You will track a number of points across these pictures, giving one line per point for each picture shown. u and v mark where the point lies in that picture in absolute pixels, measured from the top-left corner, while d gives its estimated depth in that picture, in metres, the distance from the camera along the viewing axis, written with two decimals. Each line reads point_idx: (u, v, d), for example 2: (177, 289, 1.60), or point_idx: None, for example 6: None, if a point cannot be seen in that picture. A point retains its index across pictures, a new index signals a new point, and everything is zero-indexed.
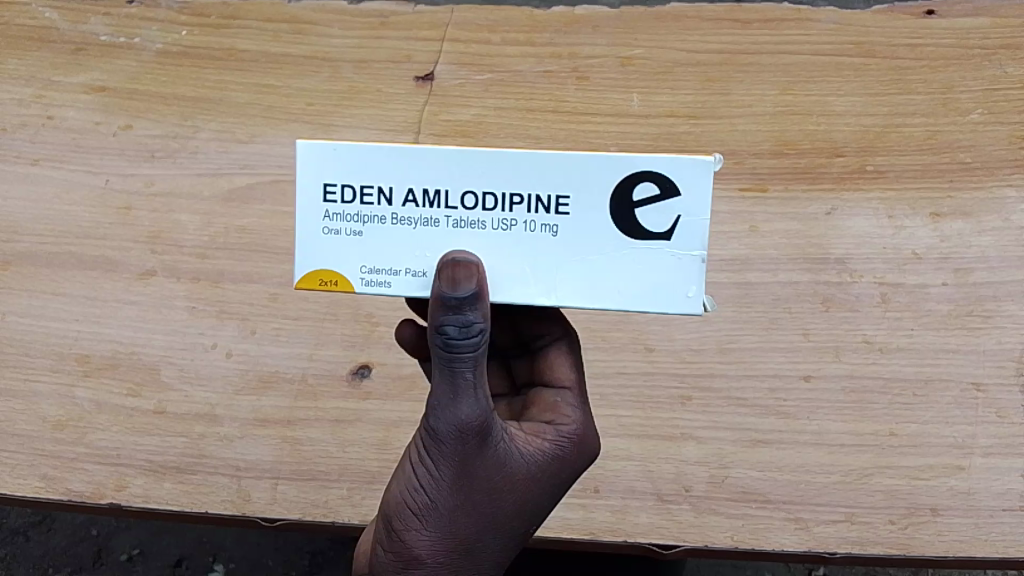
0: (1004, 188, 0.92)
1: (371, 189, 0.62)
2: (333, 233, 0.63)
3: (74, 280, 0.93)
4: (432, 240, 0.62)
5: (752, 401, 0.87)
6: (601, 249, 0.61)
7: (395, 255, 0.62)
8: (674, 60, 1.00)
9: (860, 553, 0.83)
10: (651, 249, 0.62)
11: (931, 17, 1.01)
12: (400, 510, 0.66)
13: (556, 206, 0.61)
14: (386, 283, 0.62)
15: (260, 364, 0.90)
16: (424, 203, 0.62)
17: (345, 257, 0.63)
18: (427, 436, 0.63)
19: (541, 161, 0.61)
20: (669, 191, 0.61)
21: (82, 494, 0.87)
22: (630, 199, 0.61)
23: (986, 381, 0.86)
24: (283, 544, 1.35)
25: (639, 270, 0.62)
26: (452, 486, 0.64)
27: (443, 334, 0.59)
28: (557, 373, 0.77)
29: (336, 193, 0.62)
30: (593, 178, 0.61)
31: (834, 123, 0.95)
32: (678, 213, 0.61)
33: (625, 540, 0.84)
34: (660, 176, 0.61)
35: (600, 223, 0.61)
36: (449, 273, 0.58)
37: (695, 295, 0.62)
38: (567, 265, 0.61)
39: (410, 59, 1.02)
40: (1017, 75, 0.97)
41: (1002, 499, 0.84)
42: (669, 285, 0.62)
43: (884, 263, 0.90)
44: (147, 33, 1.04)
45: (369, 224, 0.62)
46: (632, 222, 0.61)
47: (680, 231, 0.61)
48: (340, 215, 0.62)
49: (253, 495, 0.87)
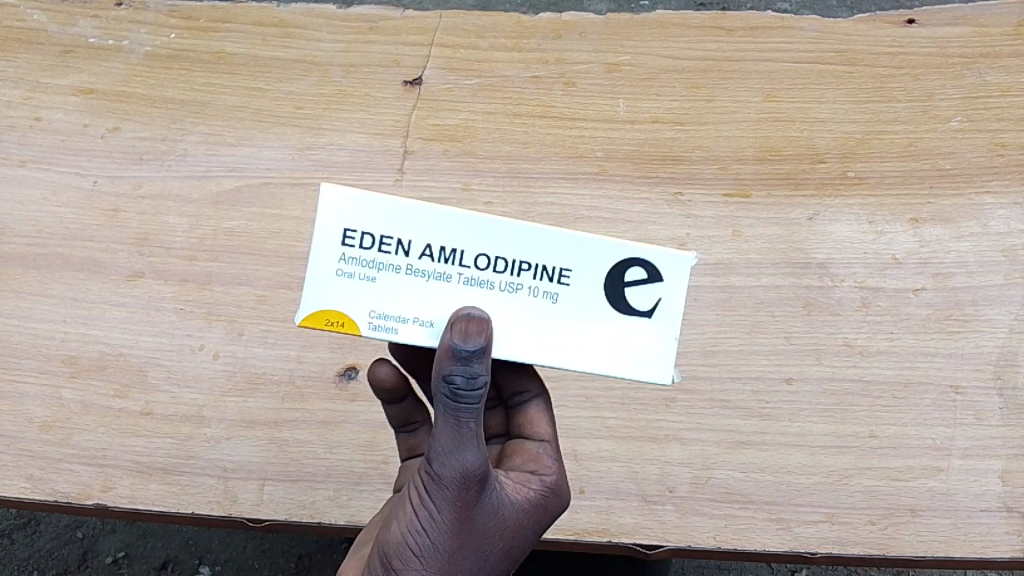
0: (982, 195, 0.94)
1: (390, 238, 0.62)
2: (346, 276, 0.62)
3: (61, 281, 0.92)
4: (442, 295, 0.62)
5: (735, 403, 0.87)
6: (590, 320, 0.64)
7: (406, 303, 0.62)
8: (661, 66, 1.03)
9: (841, 553, 0.82)
10: (633, 324, 0.65)
11: (911, 25, 1.05)
12: (400, 551, 0.66)
13: (559, 276, 0.64)
14: (395, 330, 0.62)
15: (247, 366, 0.90)
16: (439, 259, 0.62)
17: (355, 301, 0.62)
18: (429, 480, 0.64)
19: (550, 234, 0.63)
20: (654, 275, 0.65)
21: (67, 495, 0.85)
22: (621, 279, 0.65)
23: (964, 384, 0.87)
24: (269, 547, 1.36)
25: (623, 342, 0.65)
26: (452, 528, 0.65)
27: (450, 382, 0.60)
28: (536, 427, 0.77)
29: (354, 238, 0.61)
30: (592, 256, 0.64)
31: (817, 129, 0.98)
32: (660, 297, 0.65)
33: (609, 541, 0.83)
34: (648, 262, 0.65)
35: (593, 296, 0.64)
36: (462, 325, 0.59)
37: (666, 368, 0.65)
38: (559, 332, 0.64)
39: (399, 63, 1.04)
40: (995, 84, 1.01)
41: (980, 500, 0.84)
42: (645, 357, 0.65)
43: (864, 267, 0.92)
44: (135, 37, 1.07)
45: (384, 271, 0.62)
46: (620, 298, 0.65)
47: (659, 311, 0.65)
48: (356, 260, 0.62)
49: (240, 496, 0.86)
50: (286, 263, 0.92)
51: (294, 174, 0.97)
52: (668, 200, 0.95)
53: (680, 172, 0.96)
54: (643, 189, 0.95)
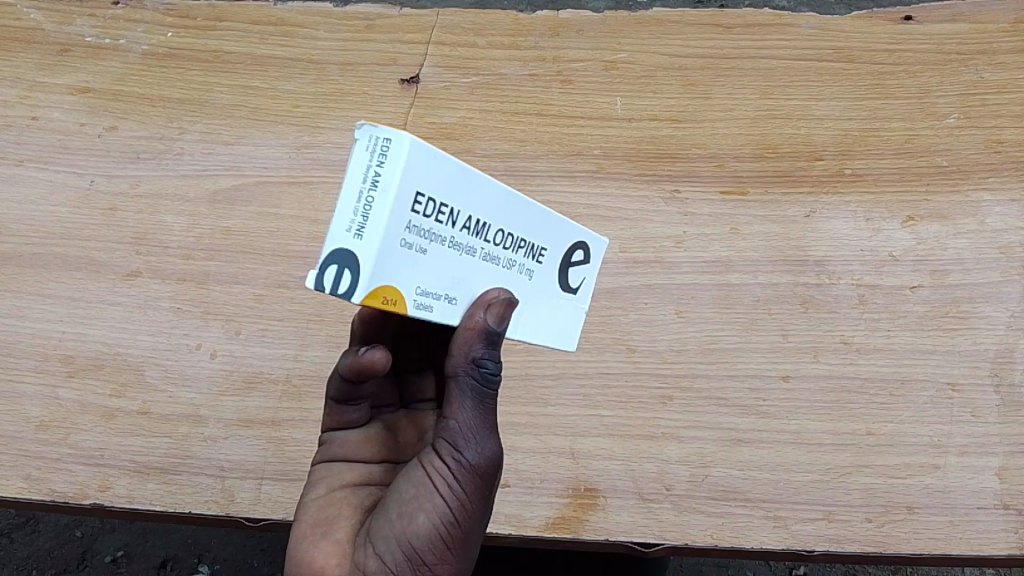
0: (979, 192, 0.94)
1: (446, 208, 0.57)
2: (406, 247, 0.55)
3: (57, 281, 0.92)
4: (466, 270, 0.60)
5: (732, 400, 0.86)
6: (544, 295, 0.67)
7: (442, 279, 0.58)
8: (657, 63, 1.03)
9: (838, 551, 0.81)
10: (565, 300, 0.70)
11: (908, 22, 1.06)
12: (433, 542, 0.64)
13: (537, 254, 0.66)
14: (431, 308, 0.58)
15: (245, 365, 0.89)
16: (473, 232, 0.59)
17: (407, 274, 0.55)
18: (456, 467, 0.65)
19: (540, 212, 0.64)
20: (587, 258, 0.71)
21: (64, 495, 0.84)
22: (570, 259, 0.69)
23: (961, 382, 0.87)
24: (268, 545, 1.35)
25: (557, 315, 0.69)
26: (478, 514, 0.67)
27: (478, 366, 0.64)
28: None
29: (420, 204, 0.55)
30: (558, 237, 0.67)
31: (814, 126, 0.98)
32: (586, 277, 0.71)
33: (607, 539, 0.82)
34: (587, 246, 0.70)
35: (551, 274, 0.67)
36: (498, 308, 0.61)
37: (574, 337, 0.71)
38: (526, 307, 0.66)
39: (396, 62, 1.04)
40: (993, 80, 1.01)
41: (977, 497, 0.83)
42: (565, 328, 0.70)
43: (861, 264, 0.92)
44: (132, 35, 1.08)
45: (434, 243, 0.57)
46: (565, 278, 0.69)
47: (584, 289, 0.71)
48: (418, 229, 0.55)
49: (237, 495, 0.85)
50: (283, 262, 0.92)
51: (290, 172, 0.97)
52: (666, 198, 0.95)
53: (677, 170, 0.96)
54: (639, 187, 0.95)
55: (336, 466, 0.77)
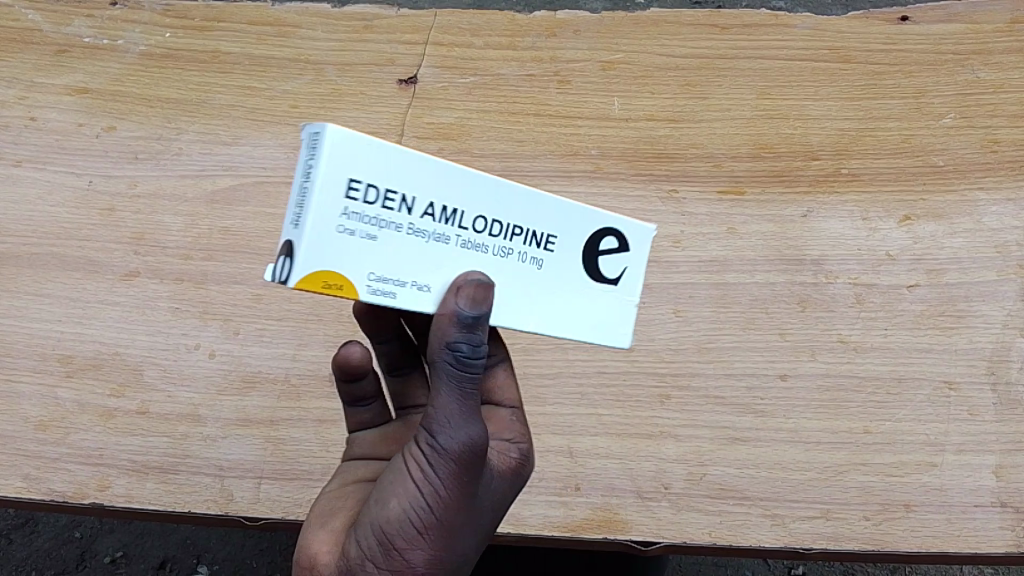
0: (975, 191, 0.94)
1: (395, 194, 0.57)
2: (346, 233, 0.55)
3: (55, 281, 0.92)
4: (436, 258, 0.60)
5: (729, 399, 0.87)
6: (571, 286, 0.67)
7: (405, 265, 0.58)
8: (655, 63, 1.04)
9: (835, 549, 0.81)
10: (602, 290, 0.68)
11: (904, 22, 1.06)
12: (404, 528, 0.63)
13: (547, 242, 0.65)
14: (393, 295, 0.58)
15: (243, 364, 0.89)
16: (440, 219, 0.59)
17: (354, 260, 0.56)
18: (430, 453, 0.63)
19: (540, 199, 0.64)
20: (622, 246, 0.69)
21: (62, 495, 0.84)
22: (598, 247, 0.67)
23: (958, 380, 0.87)
24: (267, 546, 1.35)
25: (591, 306, 0.68)
26: (455, 502, 0.64)
27: (455, 350, 0.61)
28: (504, 392, 0.79)
29: (359, 190, 0.55)
30: (576, 225, 0.66)
31: (811, 126, 0.99)
32: (625, 266, 0.69)
33: (605, 537, 0.82)
34: (617, 232, 0.69)
35: (574, 262, 0.67)
36: (469, 290, 0.59)
37: (625, 332, 0.70)
38: (547, 298, 0.66)
39: (393, 62, 1.05)
40: (989, 80, 1.01)
41: (974, 496, 0.83)
42: (605, 320, 0.69)
43: (858, 263, 0.92)
44: (130, 36, 1.08)
45: (385, 230, 0.57)
46: (595, 267, 0.68)
47: (626, 279, 0.69)
48: (359, 215, 0.55)
49: (236, 495, 0.85)
50: None
51: (288, 172, 0.97)
52: (663, 198, 0.95)
53: (674, 169, 0.97)
54: (637, 187, 0.96)
55: (353, 464, 0.79)
